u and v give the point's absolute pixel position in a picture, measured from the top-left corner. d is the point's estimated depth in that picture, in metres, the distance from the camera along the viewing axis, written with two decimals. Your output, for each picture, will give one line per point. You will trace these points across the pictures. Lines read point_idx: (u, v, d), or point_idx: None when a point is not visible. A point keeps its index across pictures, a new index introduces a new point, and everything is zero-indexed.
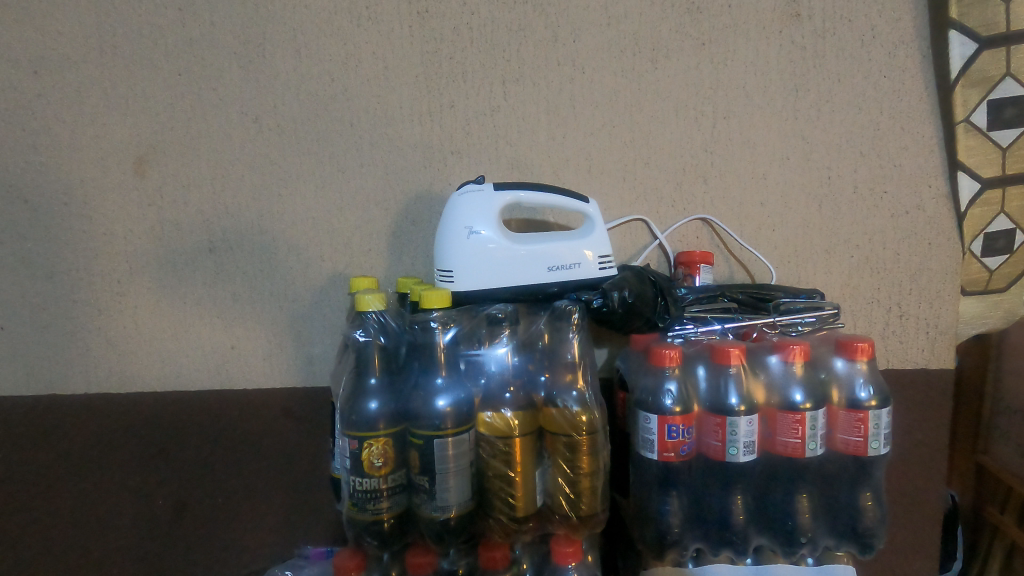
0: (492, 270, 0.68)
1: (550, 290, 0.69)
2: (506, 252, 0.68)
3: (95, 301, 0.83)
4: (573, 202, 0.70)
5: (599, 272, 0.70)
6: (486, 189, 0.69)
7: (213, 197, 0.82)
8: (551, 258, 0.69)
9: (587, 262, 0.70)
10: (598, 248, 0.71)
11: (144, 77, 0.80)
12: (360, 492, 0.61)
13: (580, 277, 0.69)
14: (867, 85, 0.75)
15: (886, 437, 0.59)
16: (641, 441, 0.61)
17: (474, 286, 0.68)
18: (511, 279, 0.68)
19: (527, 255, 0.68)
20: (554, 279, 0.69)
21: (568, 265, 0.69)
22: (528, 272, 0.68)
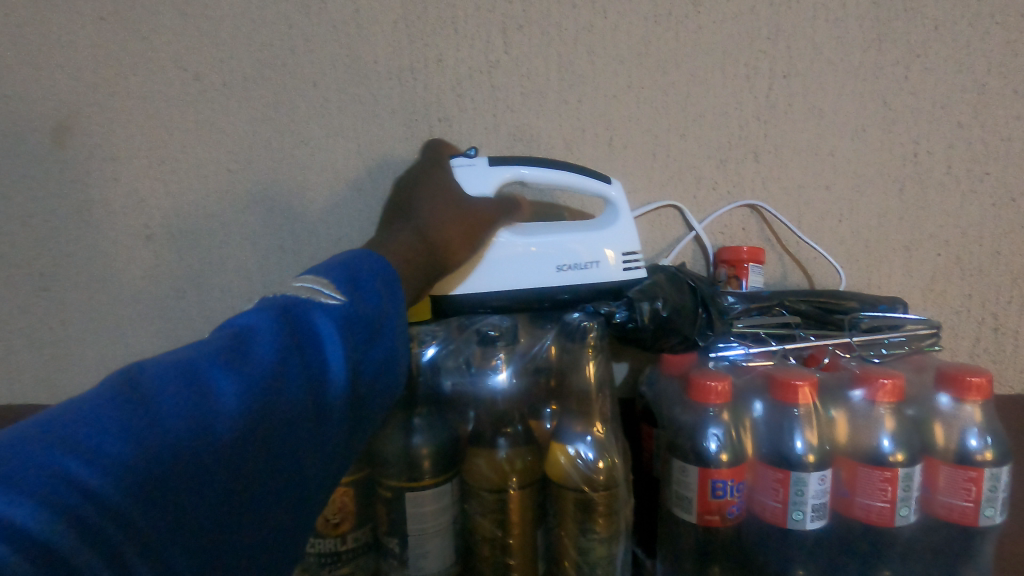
0: (489, 269, 0.53)
1: (560, 295, 0.54)
2: (505, 247, 0.53)
3: (14, 296, 0.70)
4: (592, 182, 0.55)
5: (623, 274, 0.55)
6: (480, 163, 0.53)
7: (149, 173, 0.67)
8: (562, 256, 0.54)
9: (608, 261, 0.55)
10: (622, 244, 0.55)
11: (57, 21, 0.64)
12: (313, 555, 0.48)
13: (601, 279, 0.54)
14: (972, 35, 0.58)
15: (1004, 502, 0.44)
16: (675, 497, 0.47)
17: (467, 289, 0.53)
18: (509, 283, 0.53)
19: (530, 251, 0.53)
20: (563, 282, 0.54)
21: (584, 264, 0.54)
22: (534, 273, 0.53)
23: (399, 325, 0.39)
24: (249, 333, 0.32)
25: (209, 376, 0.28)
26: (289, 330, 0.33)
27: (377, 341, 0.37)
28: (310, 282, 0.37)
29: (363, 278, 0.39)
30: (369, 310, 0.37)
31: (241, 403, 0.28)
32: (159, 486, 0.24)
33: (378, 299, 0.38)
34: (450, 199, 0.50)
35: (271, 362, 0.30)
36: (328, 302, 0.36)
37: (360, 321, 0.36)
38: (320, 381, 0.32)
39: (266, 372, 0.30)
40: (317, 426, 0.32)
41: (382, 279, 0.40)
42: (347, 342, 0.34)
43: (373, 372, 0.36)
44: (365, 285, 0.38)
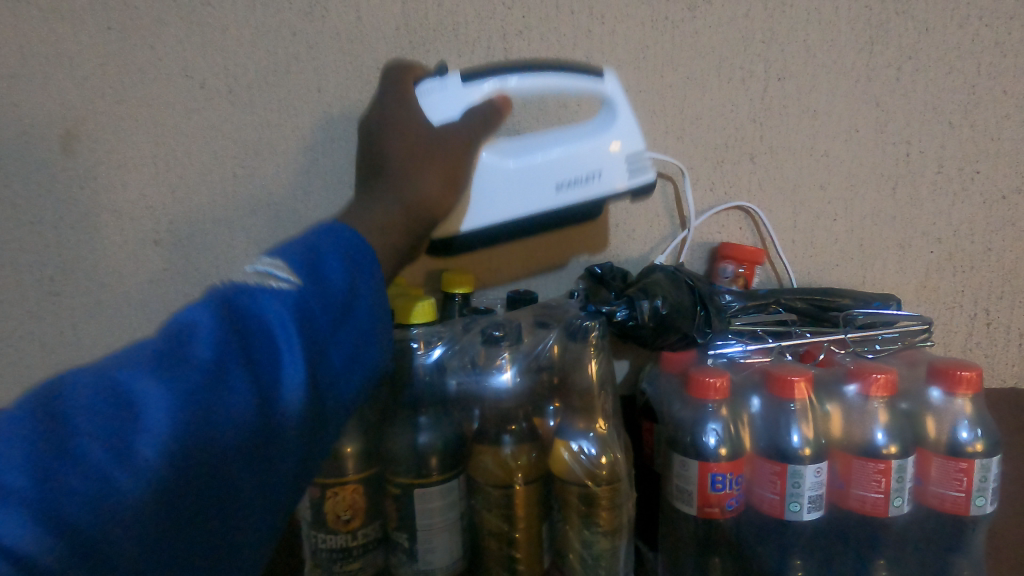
0: (488, 200, 0.50)
1: (565, 214, 0.53)
2: (500, 173, 0.50)
3: (24, 301, 0.71)
4: (585, 82, 0.52)
5: (628, 180, 0.53)
6: (454, 84, 0.47)
7: (157, 179, 0.68)
8: (562, 173, 0.51)
9: (612, 166, 0.53)
10: (621, 146, 0.53)
11: (65, 31, 0.65)
12: (325, 551, 0.49)
13: (606, 188, 0.53)
14: (962, 36, 0.59)
15: (994, 492, 0.46)
16: (676, 491, 0.48)
17: (466, 229, 0.50)
18: (512, 210, 0.51)
19: (528, 173, 0.51)
20: (568, 199, 0.52)
21: (586, 176, 0.52)
22: (538, 196, 0.51)
23: (367, 305, 0.37)
24: (185, 336, 0.30)
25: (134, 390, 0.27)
26: (231, 329, 0.31)
27: (341, 327, 0.35)
28: (262, 265, 0.34)
29: (324, 255, 0.36)
30: (331, 289, 0.34)
31: (166, 420, 0.27)
32: (75, 525, 0.24)
33: (342, 276, 0.35)
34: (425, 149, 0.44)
35: (205, 370, 0.29)
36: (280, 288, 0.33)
37: (317, 304, 0.33)
38: (268, 384, 0.30)
39: (198, 380, 0.28)
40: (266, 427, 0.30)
41: (349, 254, 0.36)
42: (302, 334, 0.32)
43: (341, 359, 0.34)
44: (327, 262, 0.35)
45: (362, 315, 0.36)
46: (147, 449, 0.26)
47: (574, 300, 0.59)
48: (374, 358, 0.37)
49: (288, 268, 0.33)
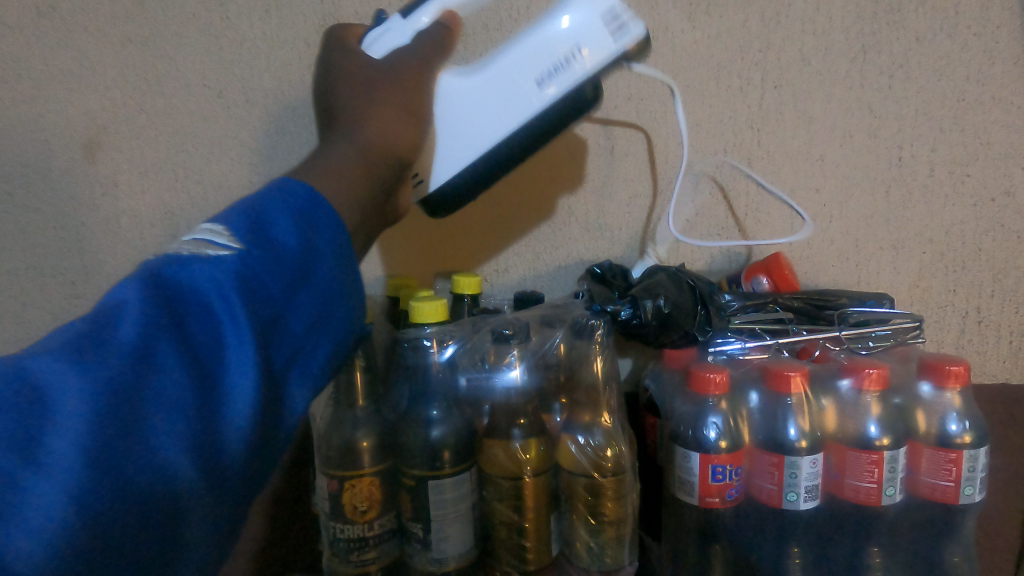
0: (462, 127, 0.46)
1: (558, 109, 0.46)
2: (467, 92, 0.46)
3: (48, 303, 0.73)
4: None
5: (613, 42, 0.45)
6: (396, 22, 0.48)
7: (176, 185, 0.70)
8: (535, 64, 0.45)
9: (591, 31, 0.45)
10: (596, 6, 0.45)
11: (88, 43, 0.68)
12: (342, 541, 0.51)
13: (594, 62, 0.45)
14: (951, 45, 0.62)
15: (982, 482, 0.48)
16: (679, 483, 0.50)
17: (450, 168, 0.47)
18: (494, 126, 0.46)
19: (497, 80, 0.46)
20: (553, 91, 0.45)
21: (564, 55, 0.45)
22: (515, 100, 0.46)
23: (325, 259, 0.37)
24: (117, 308, 0.30)
25: (56, 368, 0.27)
26: (163, 298, 0.31)
27: (292, 286, 0.35)
28: (201, 236, 0.34)
29: (270, 214, 0.36)
30: (279, 247, 0.35)
31: (90, 391, 0.27)
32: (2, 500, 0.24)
33: (289, 233, 0.36)
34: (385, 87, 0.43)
35: (134, 341, 0.29)
36: (217, 253, 0.33)
37: (260, 266, 0.34)
38: (206, 349, 0.31)
39: (126, 351, 0.29)
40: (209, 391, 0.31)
41: (299, 210, 0.37)
42: (244, 296, 0.33)
43: (295, 320, 0.35)
44: (274, 220, 0.36)
45: (320, 271, 0.37)
46: (70, 419, 0.26)
47: (579, 300, 0.61)
48: (332, 315, 0.38)
49: (228, 232, 0.34)
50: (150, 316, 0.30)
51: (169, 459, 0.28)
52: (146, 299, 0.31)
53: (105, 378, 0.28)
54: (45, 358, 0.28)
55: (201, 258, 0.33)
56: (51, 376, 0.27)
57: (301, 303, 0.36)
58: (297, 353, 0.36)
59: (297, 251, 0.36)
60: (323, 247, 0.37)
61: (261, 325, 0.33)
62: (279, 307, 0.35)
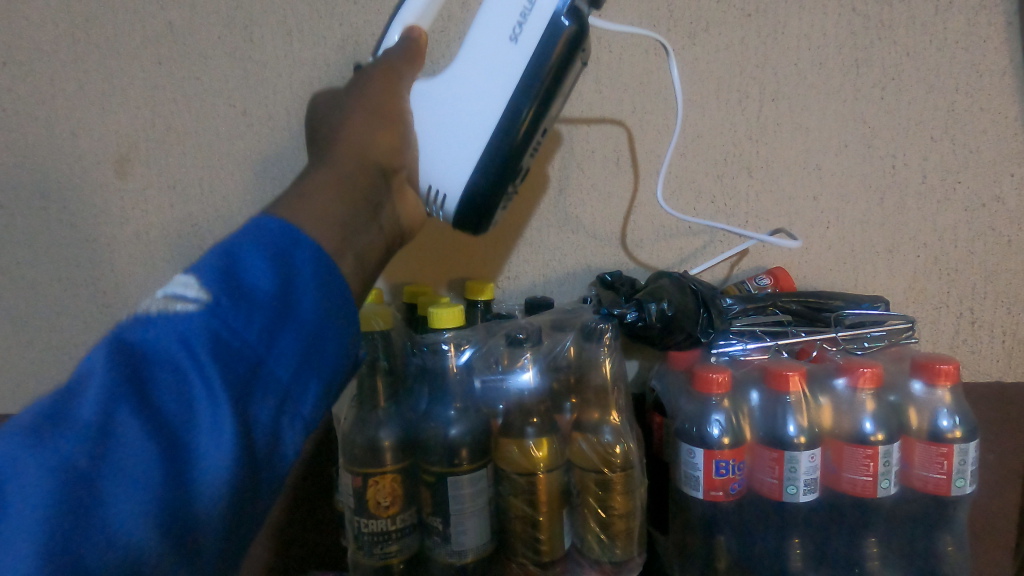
0: (457, 119, 0.47)
1: (545, 48, 0.45)
2: (451, 88, 0.48)
3: (80, 312, 0.77)
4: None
5: None
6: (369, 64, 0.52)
7: (201, 199, 0.74)
8: (502, 24, 0.46)
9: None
10: None
11: (120, 67, 0.72)
12: (366, 534, 0.54)
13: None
14: (941, 58, 0.65)
15: (973, 474, 0.51)
16: (684, 477, 0.53)
17: (466, 166, 0.47)
18: (491, 101, 0.46)
19: (475, 61, 0.47)
20: (532, 38, 0.45)
21: (525, 4, 0.45)
22: (498, 65, 0.46)
23: (304, 295, 0.37)
24: (85, 378, 0.31)
25: (22, 450, 0.28)
26: (130, 365, 0.32)
27: (269, 330, 0.36)
28: (172, 291, 0.35)
29: (242, 257, 0.36)
30: (250, 294, 0.35)
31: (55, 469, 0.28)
32: None
33: (261, 276, 0.36)
34: (359, 107, 0.48)
35: (97, 414, 0.30)
36: (184, 308, 0.34)
37: (234, 317, 0.35)
38: (178, 408, 0.32)
39: (89, 426, 0.29)
40: (182, 449, 0.31)
41: (272, 249, 0.37)
42: (213, 350, 0.33)
43: (280, 365, 0.36)
44: (246, 265, 0.36)
45: (301, 308, 0.37)
46: (36, 499, 0.27)
47: (587, 304, 0.64)
48: (322, 352, 0.38)
49: (196, 284, 0.34)
50: (114, 386, 0.31)
51: (140, 532, 0.29)
52: (111, 365, 0.31)
53: (66, 457, 0.28)
54: (10, 442, 0.29)
55: (170, 317, 0.34)
56: (15, 462, 0.28)
57: (285, 347, 0.36)
58: (284, 396, 0.36)
59: (272, 294, 0.36)
60: (302, 283, 0.37)
61: (234, 376, 0.34)
62: (255, 354, 0.35)
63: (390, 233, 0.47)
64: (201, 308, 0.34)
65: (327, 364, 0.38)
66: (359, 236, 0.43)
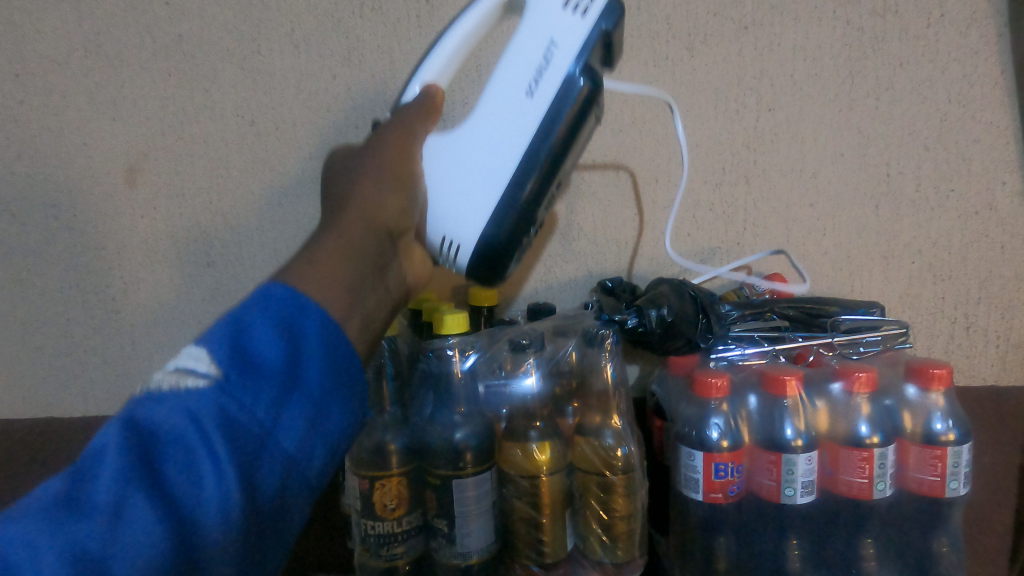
0: (471, 172, 0.49)
1: (559, 105, 0.47)
2: (466, 140, 0.49)
3: (89, 318, 0.78)
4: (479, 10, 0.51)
5: (582, 21, 0.47)
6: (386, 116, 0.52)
7: (208, 207, 0.75)
8: (517, 80, 0.47)
9: (555, 26, 0.47)
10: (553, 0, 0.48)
11: (131, 78, 0.73)
12: (372, 536, 0.56)
13: (570, 49, 0.47)
14: (933, 70, 0.66)
15: (967, 476, 0.52)
16: (684, 480, 0.54)
17: (480, 219, 0.48)
18: (507, 154, 0.48)
19: (490, 115, 0.48)
20: (548, 93, 0.47)
21: (541, 60, 0.47)
22: (513, 120, 0.47)
23: (311, 364, 0.38)
24: (96, 457, 0.32)
25: (33, 535, 0.29)
26: (141, 443, 0.33)
27: (277, 400, 0.37)
28: (184, 366, 0.36)
29: (251, 326, 0.37)
30: (258, 366, 0.37)
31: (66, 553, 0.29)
32: None
33: (269, 347, 0.37)
34: (369, 162, 0.48)
35: (110, 494, 0.31)
36: (195, 383, 0.35)
37: (242, 390, 0.36)
38: (186, 483, 0.32)
39: (101, 507, 0.30)
40: (190, 525, 0.32)
41: (281, 318, 0.38)
42: (222, 424, 0.34)
43: (287, 435, 0.37)
44: (254, 334, 0.37)
45: (308, 377, 0.38)
46: None
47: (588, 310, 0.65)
48: (329, 418, 0.39)
49: (207, 359, 0.36)
50: (126, 465, 0.32)
51: None
52: (122, 444, 0.32)
53: (77, 542, 0.29)
54: (22, 525, 0.29)
55: (181, 393, 0.35)
56: (26, 545, 0.29)
57: (293, 415, 0.37)
58: (290, 465, 0.37)
59: (281, 365, 0.37)
60: (310, 351, 0.38)
61: (241, 449, 0.34)
62: (262, 425, 0.36)
63: (396, 293, 0.49)
64: (211, 383, 0.35)
65: (333, 431, 0.39)
66: (368, 297, 0.44)
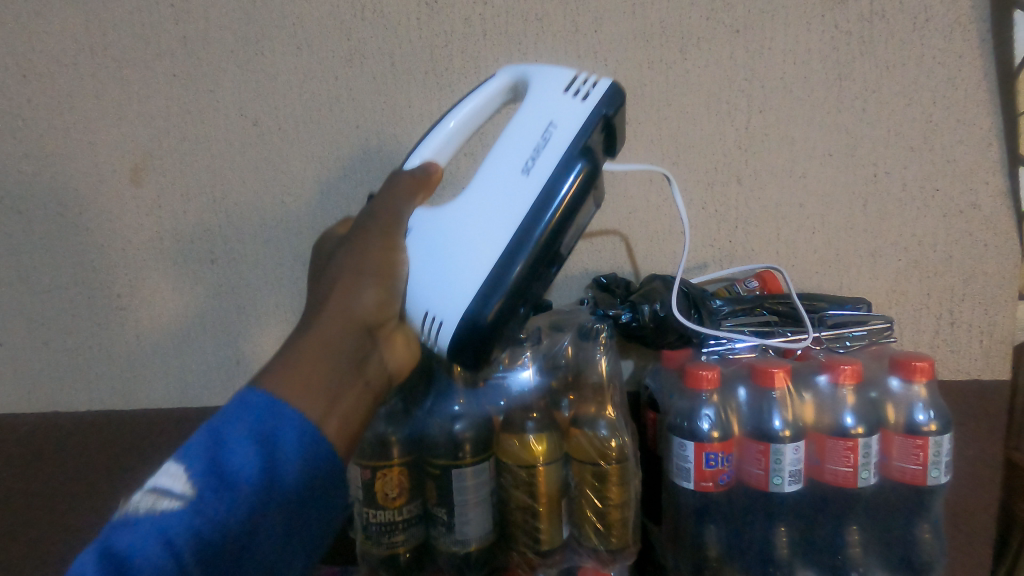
0: (461, 247, 0.47)
1: (555, 183, 0.47)
2: (460, 215, 0.48)
3: (94, 314, 0.79)
4: (484, 90, 0.53)
5: (583, 105, 0.49)
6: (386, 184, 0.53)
7: (213, 205, 0.77)
8: (514, 157, 0.48)
9: (556, 108, 0.49)
10: (556, 85, 0.50)
11: (137, 79, 0.75)
12: (374, 525, 0.57)
13: (569, 129, 0.48)
14: (919, 72, 0.68)
15: (947, 465, 0.54)
16: (675, 469, 0.56)
17: (466, 294, 0.46)
18: (500, 228, 0.47)
19: (487, 191, 0.48)
20: (546, 170, 0.47)
21: (540, 139, 0.48)
22: (508, 195, 0.47)
23: (285, 474, 0.40)
24: None
25: None
26: (119, 568, 0.36)
27: (250, 514, 0.39)
28: (161, 484, 0.39)
29: (227, 440, 0.40)
30: (230, 483, 0.39)
31: None
32: None
33: (240, 465, 0.39)
34: (348, 262, 0.50)
35: None
36: (170, 505, 0.38)
37: (215, 509, 0.38)
38: None
39: None
40: None
41: (255, 431, 0.41)
42: (197, 544, 0.37)
43: (263, 543, 0.40)
44: (228, 449, 0.40)
45: (282, 486, 0.40)
46: None
47: (584, 306, 0.67)
48: (304, 521, 0.42)
49: (182, 480, 0.39)
50: None
51: None
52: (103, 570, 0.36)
53: None
54: None
55: (158, 514, 0.38)
56: None
57: (267, 526, 0.40)
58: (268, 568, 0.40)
59: (253, 478, 0.39)
60: (284, 461, 0.41)
61: (217, 564, 0.38)
62: (237, 540, 0.39)
63: (377, 384, 0.49)
64: (186, 504, 0.38)
65: (312, 531, 0.42)
66: (344, 397, 0.46)
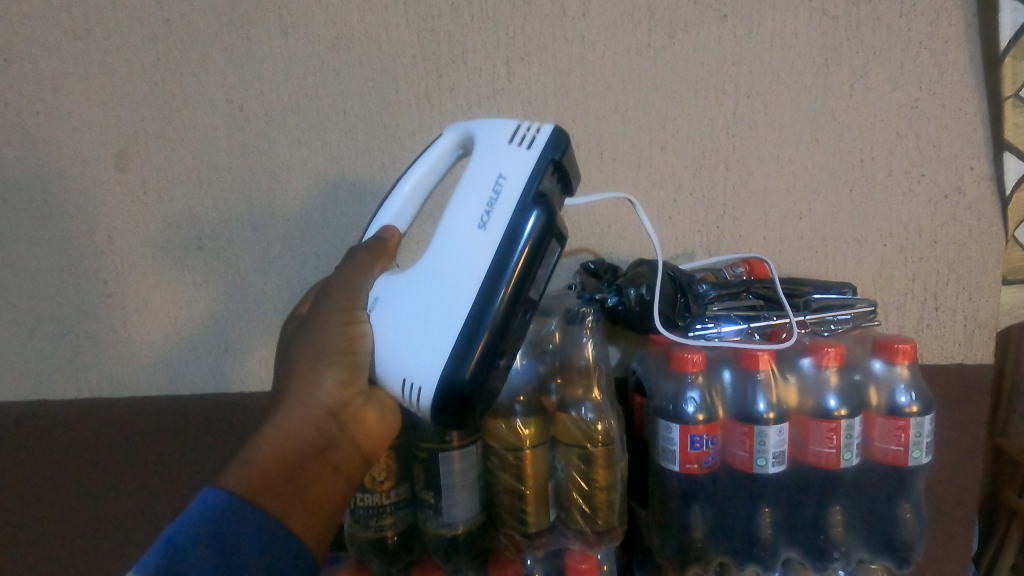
0: (431, 313, 0.47)
1: (511, 234, 0.45)
2: (427, 282, 0.48)
3: (80, 303, 0.79)
4: (434, 154, 0.54)
5: (529, 151, 0.47)
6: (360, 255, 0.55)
7: (199, 192, 0.76)
8: (468, 216, 0.47)
9: (503, 160, 0.48)
10: (500, 137, 0.49)
11: (120, 64, 0.74)
12: (361, 509, 0.58)
13: (516, 178, 0.46)
14: (904, 58, 0.68)
15: (929, 446, 0.54)
16: (661, 452, 0.56)
17: (439, 362, 0.45)
18: (464, 288, 0.46)
19: (448, 253, 0.47)
20: (501, 223, 0.46)
21: (490, 193, 0.47)
22: (467, 254, 0.46)
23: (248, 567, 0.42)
24: None
25: None
26: None
27: None
28: None
29: (185, 543, 0.41)
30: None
31: None
32: None
33: (197, 566, 0.41)
34: (304, 347, 0.52)
35: None
36: None
37: None
38: None
39: None
40: None
41: (216, 528, 0.42)
42: None
43: None
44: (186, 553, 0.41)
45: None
46: None
47: (571, 291, 0.67)
48: None
49: None
50: None
51: None
52: None
53: None
54: None
55: None
56: None
57: None
58: None
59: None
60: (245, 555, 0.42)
61: None
62: None
63: (346, 467, 0.52)
64: None
65: None
66: (308, 488, 0.48)
